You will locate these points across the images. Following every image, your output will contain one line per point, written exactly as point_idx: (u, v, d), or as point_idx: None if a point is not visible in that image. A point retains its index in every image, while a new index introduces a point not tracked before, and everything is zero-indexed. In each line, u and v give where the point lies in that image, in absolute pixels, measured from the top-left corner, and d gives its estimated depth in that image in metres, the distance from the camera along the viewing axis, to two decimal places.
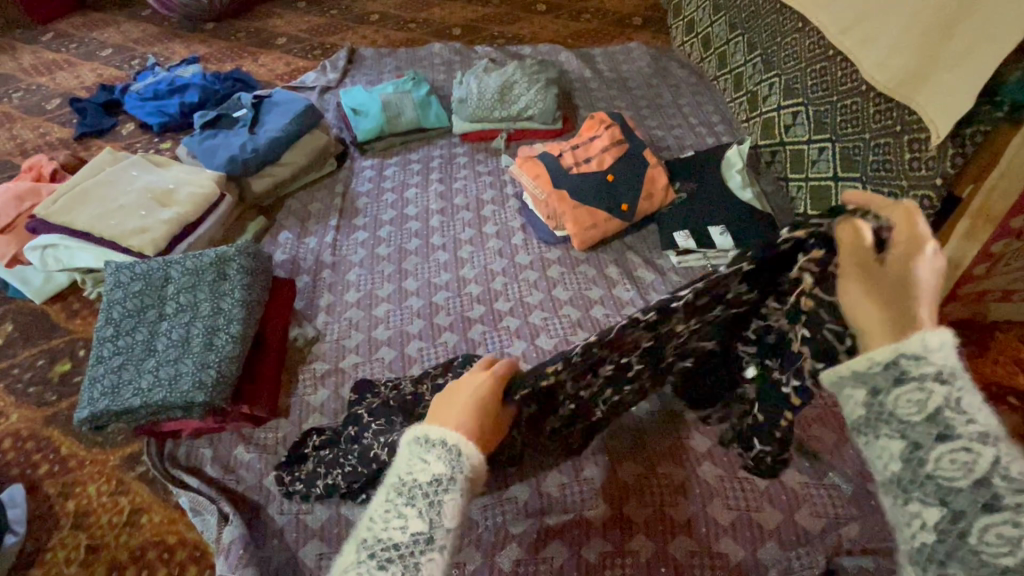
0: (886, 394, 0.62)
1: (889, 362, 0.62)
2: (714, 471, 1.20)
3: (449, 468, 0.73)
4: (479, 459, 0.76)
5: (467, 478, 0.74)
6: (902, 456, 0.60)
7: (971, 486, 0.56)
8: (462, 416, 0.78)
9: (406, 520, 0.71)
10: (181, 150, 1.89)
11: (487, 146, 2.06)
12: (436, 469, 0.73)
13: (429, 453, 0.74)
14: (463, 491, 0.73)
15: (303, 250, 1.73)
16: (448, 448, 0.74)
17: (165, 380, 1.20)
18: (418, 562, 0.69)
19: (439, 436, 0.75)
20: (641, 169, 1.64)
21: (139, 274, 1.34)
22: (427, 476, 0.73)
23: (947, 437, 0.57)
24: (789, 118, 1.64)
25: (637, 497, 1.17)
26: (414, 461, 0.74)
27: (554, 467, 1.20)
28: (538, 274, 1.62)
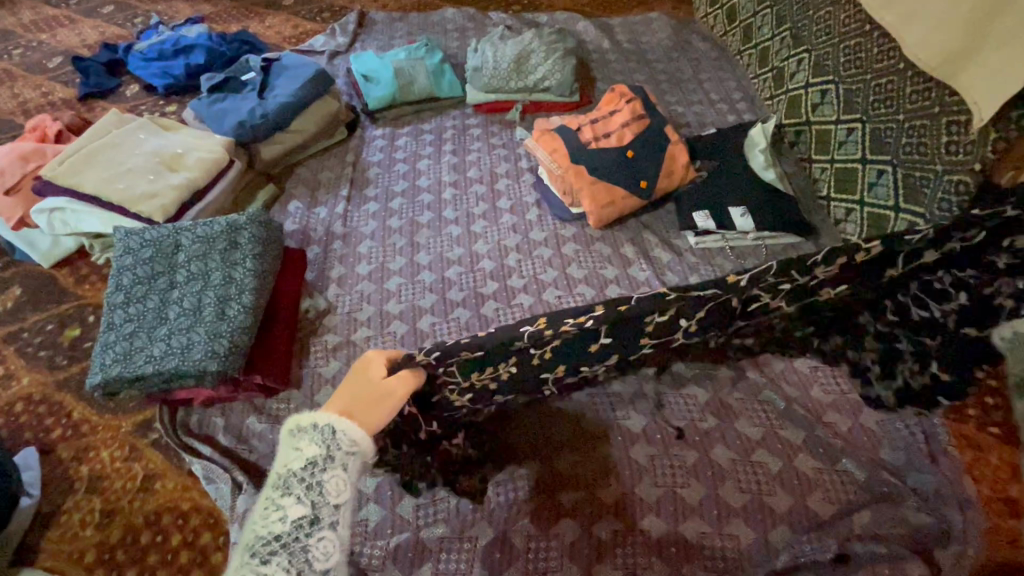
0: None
1: None
2: (726, 454, 1.20)
3: (324, 449, 0.81)
4: (360, 438, 0.84)
5: (344, 451, 0.82)
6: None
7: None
8: (341, 400, 0.86)
9: (290, 506, 0.78)
10: (189, 114, 1.85)
11: (502, 118, 2.00)
12: (310, 453, 0.80)
13: (301, 440, 0.82)
14: (342, 465, 0.81)
15: (313, 220, 1.70)
16: (320, 430, 0.82)
17: (177, 348, 1.18)
18: (306, 543, 0.77)
19: (310, 422, 0.83)
20: (662, 146, 1.60)
21: (149, 240, 1.32)
22: (301, 462, 0.80)
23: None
24: (818, 97, 1.59)
25: (648, 478, 1.17)
26: (289, 454, 0.81)
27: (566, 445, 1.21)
28: (553, 252, 1.59)
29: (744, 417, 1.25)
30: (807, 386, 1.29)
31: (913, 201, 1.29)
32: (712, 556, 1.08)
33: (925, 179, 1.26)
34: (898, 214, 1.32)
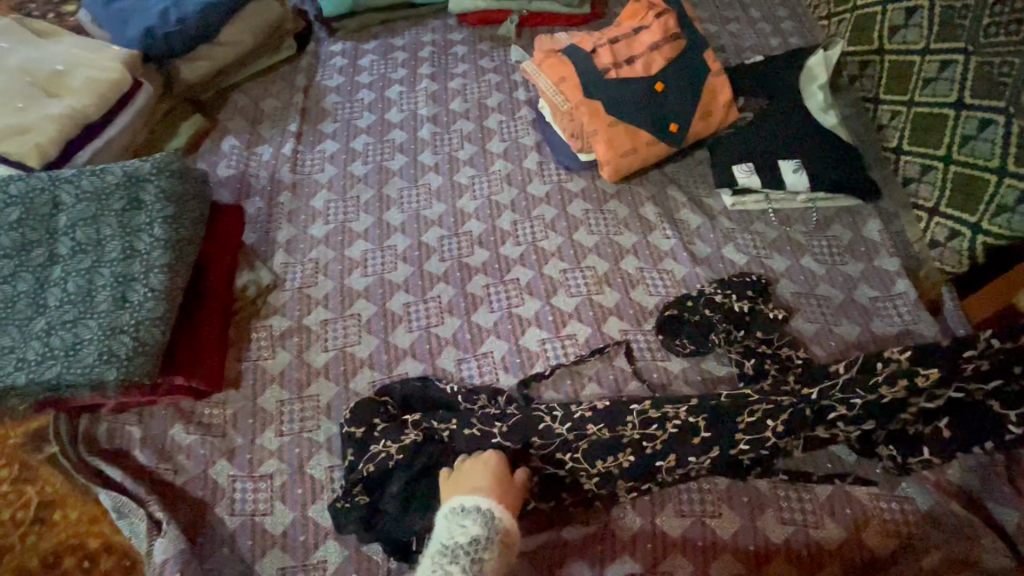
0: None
1: None
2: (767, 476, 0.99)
3: (487, 530, 0.78)
4: (511, 525, 0.81)
5: (499, 537, 0.79)
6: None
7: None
8: (488, 479, 0.84)
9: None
10: (83, 15, 1.41)
11: (493, 33, 1.60)
12: (474, 530, 0.78)
13: (466, 517, 0.79)
14: (497, 549, 0.78)
15: (254, 162, 1.34)
16: (483, 512, 0.79)
17: (61, 350, 0.88)
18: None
19: (472, 502, 0.80)
20: (699, 79, 1.26)
21: (17, 196, 0.98)
22: (466, 537, 0.77)
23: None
24: (900, 17, 1.23)
25: (672, 507, 0.96)
26: (452, 530, 0.78)
27: None
28: (557, 211, 1.28)
29: None
30: None
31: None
32: None
33: None
34: (1003, 180, 1.03)
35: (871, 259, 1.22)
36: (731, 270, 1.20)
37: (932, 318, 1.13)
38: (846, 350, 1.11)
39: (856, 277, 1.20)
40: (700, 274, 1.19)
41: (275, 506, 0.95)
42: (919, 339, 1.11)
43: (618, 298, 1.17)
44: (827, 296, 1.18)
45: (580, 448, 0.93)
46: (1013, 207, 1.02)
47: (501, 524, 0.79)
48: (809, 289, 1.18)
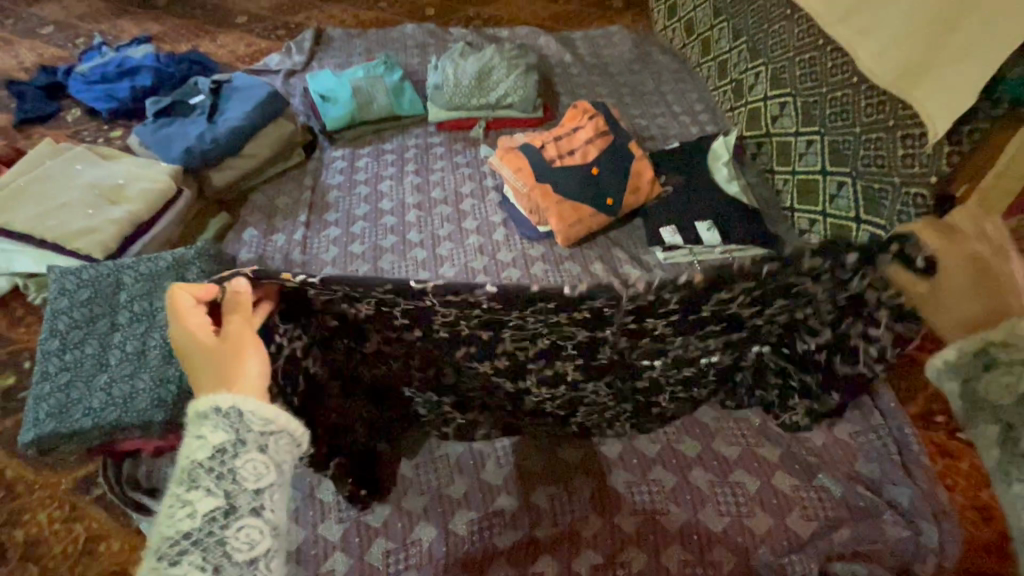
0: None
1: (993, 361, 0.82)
2: (704, 476, 1.18)
3: (232, 436, 0.72)
4: (271, 415, 0.75)
5: (252, 436, 0.73)
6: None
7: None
8: (222, 369, 0.77)
9: (197, 502, 0.70)
10: (133, 140, 1.75)
11: (465, 135, 1.96)
12: (214, 440, 0.71)
13: (201, 427, 0.72)
14: (255, 448, 0.73)
15: (270, 247, 1.63)
16: (224, 414, 0.73)
17: (119, 398, 1.10)
18: (222, 537, 0.69)
19: (209, 406, 0.72)
20: (626, 163, 1.59)
21: (87, 280, 1.23)
22: (208, 451, 0.71)
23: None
24: (777, 109, 1.60)
25: (627, 506, 1.14)
26: (189, 446, 0.72)
27: (543, 477, 1.17)
28: (521, 272, 1.55)
29: (719, 437, 1.23)
30: None
31: (874, 213, 1.30)
32: None
33: (883, 191, 1.27)
34: (860, 225, 1.33)
35: None
36: None
37: None
38: None
39: None
40: None
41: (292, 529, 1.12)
42: None
43: None
44: None
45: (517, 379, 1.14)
46: None
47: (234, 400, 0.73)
48: None
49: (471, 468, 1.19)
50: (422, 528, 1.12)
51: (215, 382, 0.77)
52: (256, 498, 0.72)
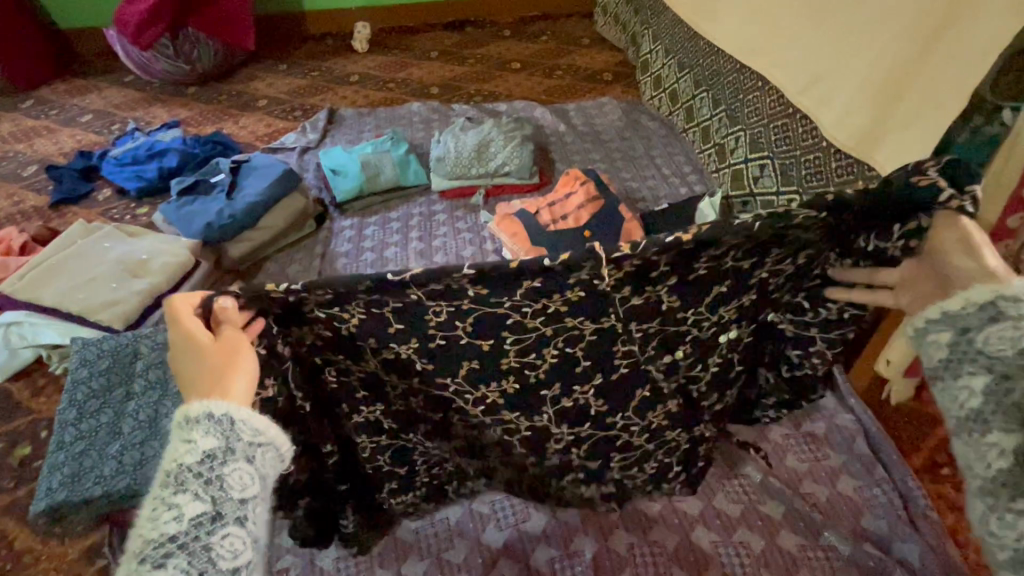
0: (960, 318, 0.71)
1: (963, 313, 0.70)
2: (707, 536, 1.16)
3: (224, 442, 0.64)
4: (263, 424, 0.68)
5: (245, 440, 0.66)
6: (951, 342, 0.71)
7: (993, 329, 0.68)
8: (206, 375, 0.69)
9: (181, 507, 0.61)
10: (158, 217, 1.89)
11: (466, 202, 2.08)
12: (205, 445, 0.63)
13: (189, 432, 0.64)
14: (246, 457, 0.65)
15: None
16: (216, 420, 0.65)
17: (129, 465, 1.14)
18: (208, 542, 0.60)
19: (200, 408, 0.65)
20: (618, 224, 1.67)
21: (108, 351, 1.31)
22: (196, 457, 0.63)
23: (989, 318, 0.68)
24: (756, 171, 1.70)
25: (630, 569, 1.13)
26: (175, 449, 0.63)
27: (543, 540, 1.17)
28: None
29: (721, 493, 1.22)
30: (782, 454, 1.28)
31: None
32: None
33: None
34: None
35: None
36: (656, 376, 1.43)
37: (831, 391, 1.39)
38: (763, 423, 1.34)
39: None
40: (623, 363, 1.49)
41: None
42: (823, 411, 1.35)
43: None
44: None
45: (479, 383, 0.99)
46: None
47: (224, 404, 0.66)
48: None
49: (471, 531, 1.19)
50: None
51: (197, 390, 0.68)
52: (243, 509, 0.64)
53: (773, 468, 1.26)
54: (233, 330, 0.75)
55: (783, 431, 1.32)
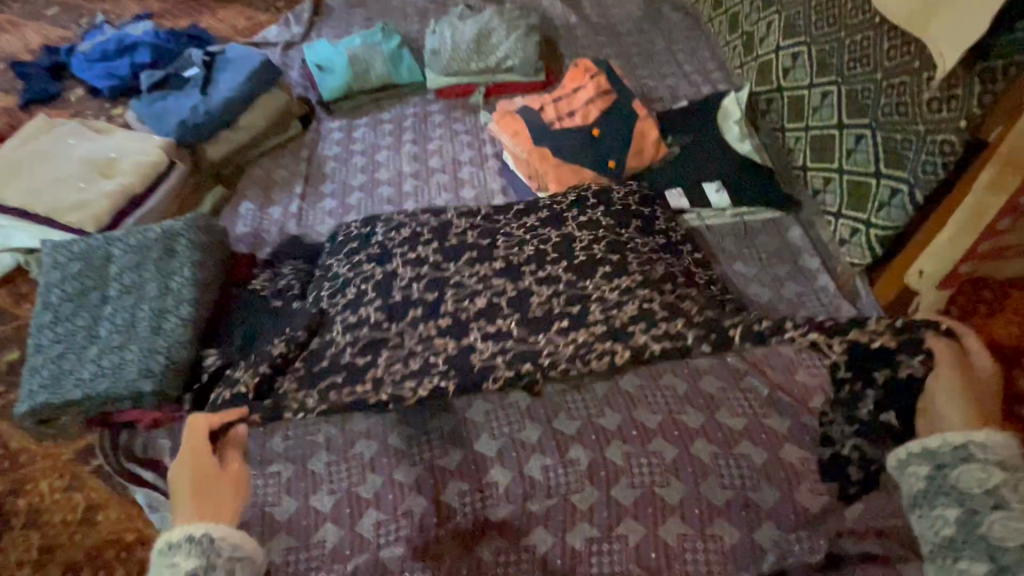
0: (949, 471, 0.83)
1: (961, 446, 0.83)
2: (708, 448, 1.12)
3: (203, 561, 0.79)
4: (241, 540, 0.83)
5: (224, 557, 0.81)
6: (958, 520, 0.79)
7: (983, 493, 0.80)
8: (209, 511, 0.85)
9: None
10: (129, 116, 1.74)
11: (464, 102, 1.89)
12: (187, 565, 0.79)
13: (173, 556, 0.80)
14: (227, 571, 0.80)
15: (266, 222, 1.60)
16: (196, 541, 0.81)
17: (109, 368, 1.11)
18: None
19: (186, 535, 0.81)
20: (628, 122, 1.53)
21: (79, 254, 1.24)
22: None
23: (965, 461, 0.82)
24: (789, 61, 1.50)
25: (625, 478, 1.09)
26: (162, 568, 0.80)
27: (537, 448, 1.13)
28: None
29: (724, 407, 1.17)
30: (792, 369, 1.22)
31: (895, 166, 1.20)
32: (694, 562, 1.00)
33: (906, 143, 1.17)
34: (880, 180, 1.23)
35: (795, 259, 1.40)
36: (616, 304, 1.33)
37: (851, 305, 1.30)
38: None
39: (784, 276, 1.38)
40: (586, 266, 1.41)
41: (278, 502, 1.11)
42: None
43: None
44: (757, 294, 1.35)
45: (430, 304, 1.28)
46: (889, 202, 1.21)
47: (215, 534, 0.81)
48: (741, 289, 1.36)
49: (461, 441, 1.16)
50: (412, 498, 1.08)
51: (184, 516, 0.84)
52: None
53: (781, 384, 1.20)
54: (209, 457, 0.90)
55: None
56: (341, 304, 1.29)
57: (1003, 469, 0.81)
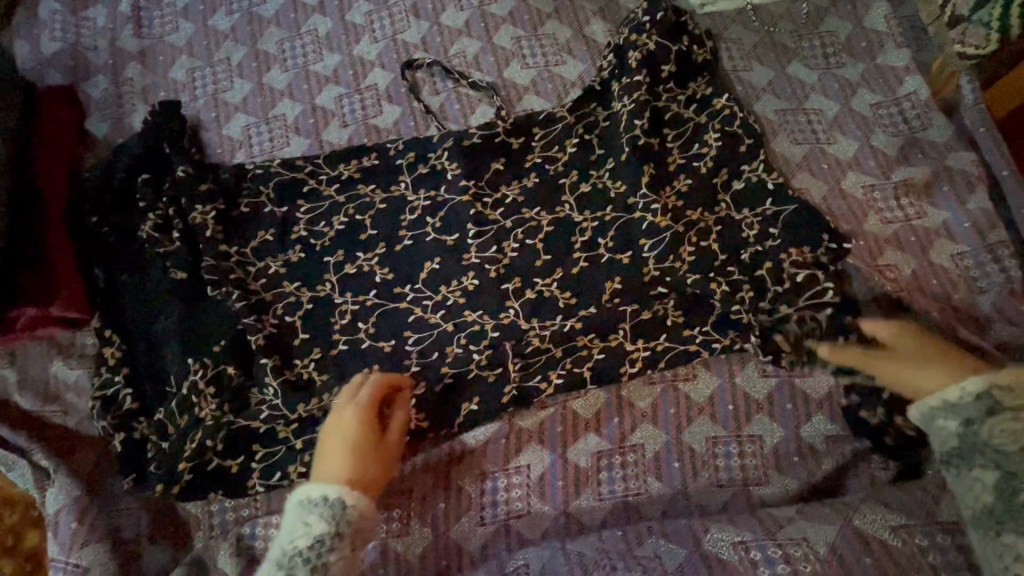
0: (980, 423, 0.61)
1: (983, 394, 0.63)
2: (756, 365, 0.85)
3: (334, 529, 0.64)
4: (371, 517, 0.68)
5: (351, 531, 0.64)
6: (998, 485, 0.59)
7: (1016, 450, 0.59)
8: (350, 453, 0.70)
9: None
10: None
11: None
12: (318, 530, 0.63)
13: (311, 512, 0.64)
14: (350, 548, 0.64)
15: (86, 32, 1.04)
16: (332, 503, 0.65)
17: None
18: None
19: (320, 492, 0.66)
20: None
21: None
22: (307, 540, 0.63)
23: (995, 411, 0.61)
24: None
25: (642, 376, 0.84)
26: (293, 525, 0.65)
27: (529, 370, 0.83)
28: (480, 44, 1.02)
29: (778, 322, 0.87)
30: (860, 216, 0.90)
31: None
32: (727, 469, 0.80)
33: None
34: None
35: (874, 55, 0.99)
36: (636, 159, 0.90)
37: (943, 119, 0.94)
38: (838, 172, 0.93)
39: (855, 81, 0.98)
40: (588, 81, 0.98)
41: (171, 448, 0.78)
42: (926, 150, 0.93)
43: (562, 143, 0.95)
44: (818, 109, 0.97)
45: (366, 219, 0.91)
46: None
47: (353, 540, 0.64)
48: (797, 103, 0.97)
49: (448, 403, 0.82)
50: None
51: (343, 459, 0.69)
52: None
53: (852, 257, 0.88)
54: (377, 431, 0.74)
55: (861, 181, 0.92)
56: (252, 220, 0.91)
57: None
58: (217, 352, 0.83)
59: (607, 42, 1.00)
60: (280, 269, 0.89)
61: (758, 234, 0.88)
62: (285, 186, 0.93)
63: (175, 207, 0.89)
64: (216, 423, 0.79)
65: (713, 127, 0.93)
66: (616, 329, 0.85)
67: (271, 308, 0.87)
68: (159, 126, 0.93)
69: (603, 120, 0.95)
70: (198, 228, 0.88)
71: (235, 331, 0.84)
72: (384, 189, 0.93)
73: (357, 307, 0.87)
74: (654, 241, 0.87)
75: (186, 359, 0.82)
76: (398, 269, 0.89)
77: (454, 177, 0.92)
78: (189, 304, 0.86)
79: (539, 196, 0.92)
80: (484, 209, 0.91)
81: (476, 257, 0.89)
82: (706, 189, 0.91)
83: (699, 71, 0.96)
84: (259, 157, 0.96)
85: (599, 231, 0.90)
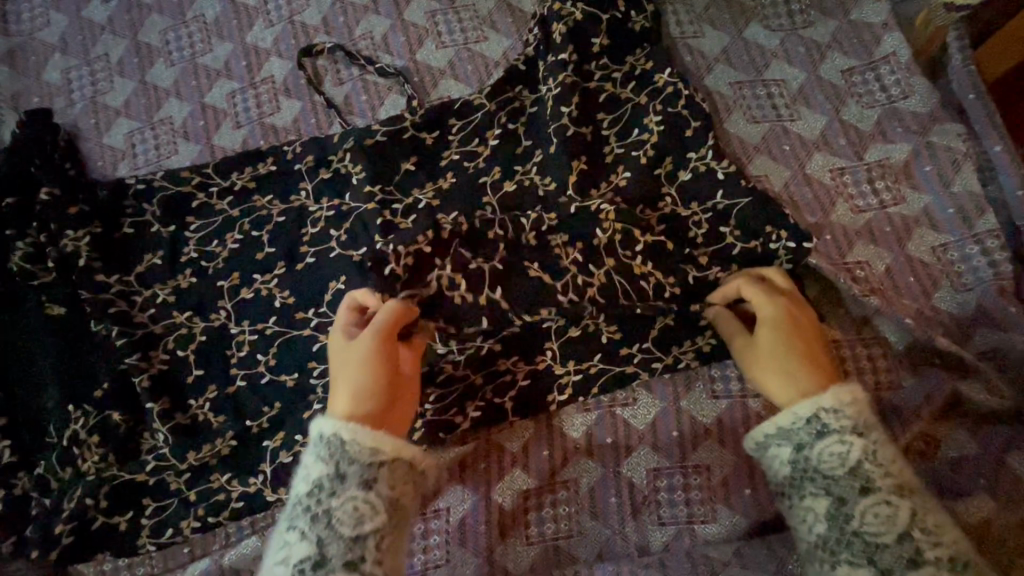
0: (811, 448, 0.58)
1: (810, 416, 0.59)
2: (704, 385, 0.75)
3: (334, 467, 0.56)
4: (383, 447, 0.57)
5: (360, 465, 0.56)
6: (827, 516, 0.55)
7: (895, 541, 0.52)
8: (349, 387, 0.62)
9: (293, 547, 0.53)
10: None
11: None
12: (318, 471, 0.56)
13: (309, 456, 0.57)
14: (357, 484, 0.55)
15: None
16: (328, 441, 0.57)
17: None
18: None
19: (318, 429, 0.59)
20: None
21: None
22: (308, 485, 0.56)
23: (868, 490, 0.55)
24: None
25: (575, 402, 0.75)
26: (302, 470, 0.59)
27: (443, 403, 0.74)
28: (391, 21, 0.89)
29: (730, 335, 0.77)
30: (827, 206, 0.78)
31: None
32: (670, 505, 0.71)
33: None
34: None
35: (845, 13, 0.85)
36: (564, 152, 0.78)
37: (926, 85, 0.81)
38: (803, 154, 0.80)
39: (824, 43, 0.84)
40: (512, 60, 0.85)
41: (50, 507, 0.70)
42: (906, 123, 0.80)
43: (482, 135, 0.82)
44: (781, 79, 0.83)
45: (264, 235, 0.81)
46: None
47: (362, 475, 0.55)
48: (756, 74, 0.83)
49: None
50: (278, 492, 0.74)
51: (335, 398, 0.62)
52: None
53: (818, 255, 0.76)
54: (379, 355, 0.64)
55: (829, 163, 0.79)
56: (136, 242, 0.81)
57: (905, 495, 0.54)
58: (99, 397, 0.74)
59: (534, 12, 0.87)
60: (168, 297, 0.79)
61: (706, 233, 0.76)
62: (172, 201, 0.82)
63: (45, 234, 0.78)
64: (103, 477, 0.72)
65: (655, 107, 0.80)
66: (541, 349, 0.76)
67: (159, 343, 0.77)
68: (24, 139, 0.82)
69: (530, 106, 0.83)
70: (73, 258, 0.78)
71: (119, 373, 0.75)
72: (284, 199, 0.82)
73: (256, 337, 0.78)
74: (588, 246, 0.75)
75: (63, 406, 0.74)
76: (301, 291, 0.79)
77: (359, 181, 0.80)
78: (67, 343, 0.76)
79: (457, 198, 0.80)
80: (394, 218, 0.80)
81: (383, 271, 0.75)
82: (648, 181, 0.78)
83: (638, 42, 0.83)
84: (143, 168, 0.85)
85: (526, 235, 0.77)
